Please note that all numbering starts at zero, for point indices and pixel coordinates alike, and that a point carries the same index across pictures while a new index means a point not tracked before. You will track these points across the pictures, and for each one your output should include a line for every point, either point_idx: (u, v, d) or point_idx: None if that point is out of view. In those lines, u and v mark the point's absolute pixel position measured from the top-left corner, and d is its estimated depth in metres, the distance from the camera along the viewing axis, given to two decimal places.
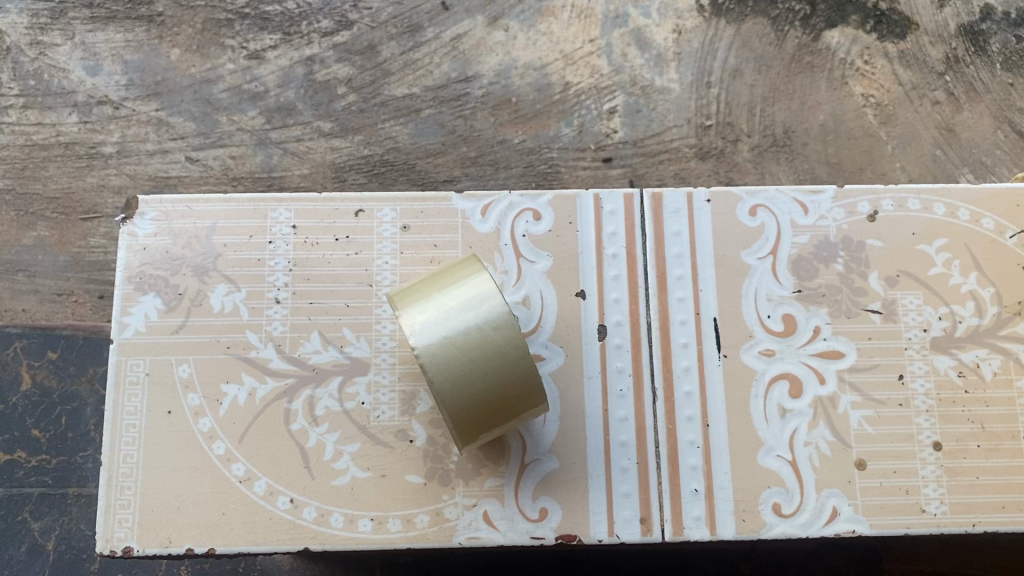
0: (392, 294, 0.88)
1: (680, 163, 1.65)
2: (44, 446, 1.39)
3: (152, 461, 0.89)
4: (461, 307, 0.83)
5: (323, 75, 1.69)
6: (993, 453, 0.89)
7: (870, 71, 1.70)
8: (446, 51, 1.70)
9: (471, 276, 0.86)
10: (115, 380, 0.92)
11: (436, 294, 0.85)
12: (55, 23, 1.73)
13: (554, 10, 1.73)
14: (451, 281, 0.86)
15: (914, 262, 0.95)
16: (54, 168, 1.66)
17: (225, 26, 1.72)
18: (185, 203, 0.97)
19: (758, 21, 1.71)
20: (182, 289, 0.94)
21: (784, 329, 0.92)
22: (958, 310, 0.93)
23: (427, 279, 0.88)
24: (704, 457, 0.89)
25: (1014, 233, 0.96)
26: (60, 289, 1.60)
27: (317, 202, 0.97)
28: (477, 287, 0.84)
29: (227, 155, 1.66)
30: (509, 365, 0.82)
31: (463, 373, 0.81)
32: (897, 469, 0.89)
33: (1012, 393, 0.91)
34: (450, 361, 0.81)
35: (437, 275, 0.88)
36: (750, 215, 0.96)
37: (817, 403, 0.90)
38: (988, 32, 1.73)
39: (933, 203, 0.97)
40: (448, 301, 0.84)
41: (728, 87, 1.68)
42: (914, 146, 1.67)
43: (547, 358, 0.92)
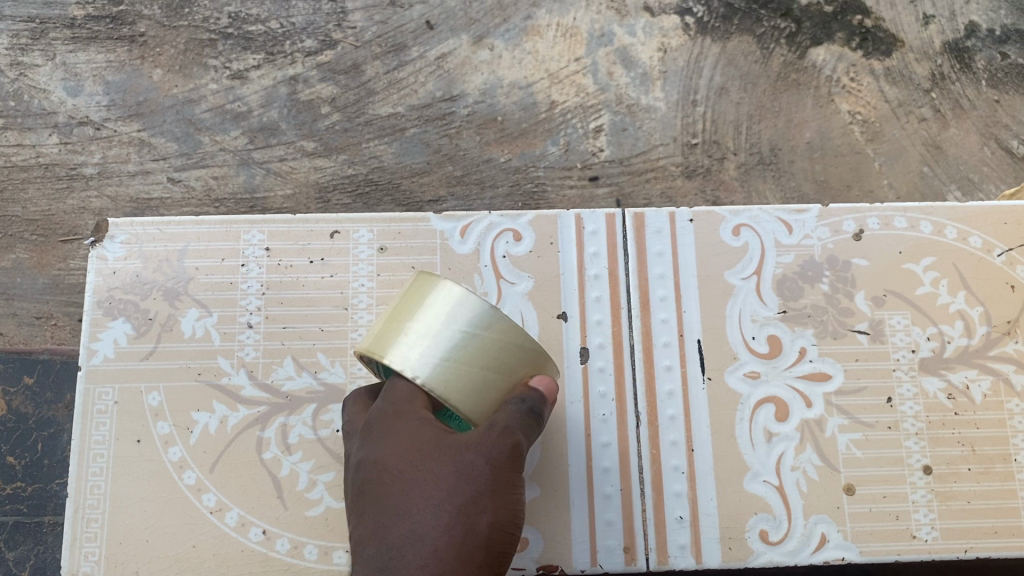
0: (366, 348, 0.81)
1: (667, 182, 1.64)
2: (19, 474, 1.36)
3: (120, 492, 0.87)
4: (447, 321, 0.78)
5: (306, 95, 1.68)
6: (985, 477, 0.87)
7: (856, 88, 1.70)
8: (431, 70, 1.69)
9: (434, 298, 0.80)
10: (82, 409, 0.89)
11: (411, 324, 0.79)
12: (36, 44, 1.71)
13: (539, 28, 1.71)
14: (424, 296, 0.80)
15: (900, 281, 0.93)
16: (33, 190, 1.64)
17: (208, 46, 1.71)
18: (156, 226, 0.95)
19: (744, 39, 1.71)
20: (152, 313, 0.92)
21: (769, 351, 0.91)
22: (946, 330, 0.92)
23: (389, 317, 0.82)
24: (689, 483, 0.87)
25: (1002, 251, 0.95)
26: (39, 313, 1.58)
27: (292, 223, 0.96)
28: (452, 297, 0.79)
29: (209, 176, 1.64)
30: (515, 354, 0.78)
31: (480, 384, 0.77)
32: (886, 494, 0.87)
33: (1003, 414, 0.89)
34: (462, 375, 0.76)
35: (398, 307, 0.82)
36: (733, 235, 0.95)
37: (804, 426, 0.89)
38: (973, 49, 1.72)
39: (920, 221, 0.95)
40: (428, 325, 0.78)
41: (714, 106, 1.67)
42: (902, 163, 1.67)
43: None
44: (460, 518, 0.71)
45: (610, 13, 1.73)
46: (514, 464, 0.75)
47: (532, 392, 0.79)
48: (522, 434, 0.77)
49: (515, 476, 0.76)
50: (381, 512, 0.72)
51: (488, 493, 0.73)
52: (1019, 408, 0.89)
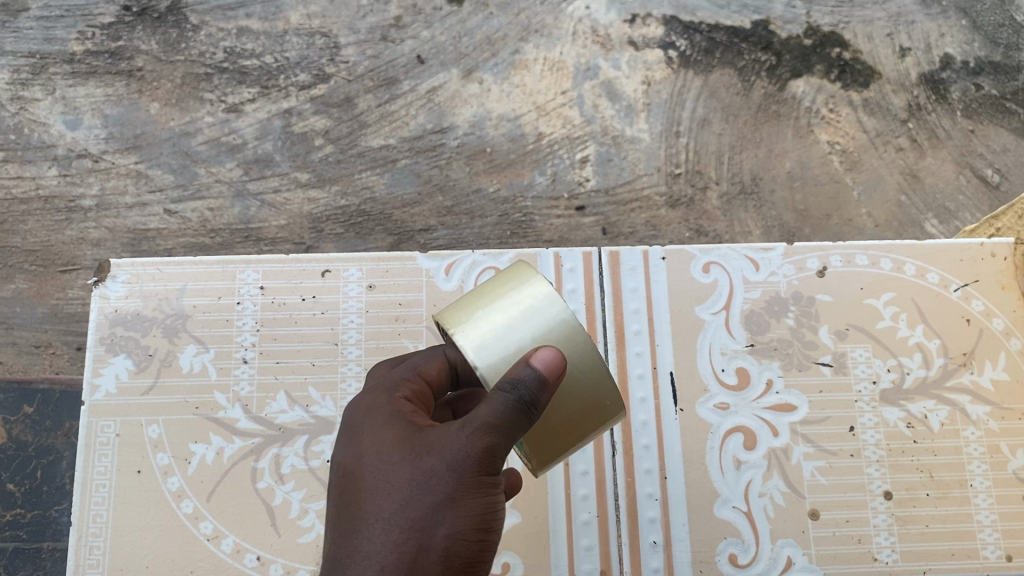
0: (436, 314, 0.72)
1: (651, 212, 1.68)
2: (19, 500, 1.39)
3: (121, 520, 0.90)
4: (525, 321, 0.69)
5: (300, 127, 1.73)
6: (942, 502, 0.92)
7: (835, 119, 1.75)
8: (421, 103, 1.73)
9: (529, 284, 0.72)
10: (85, 441, 0.93)
11: (494, 305, 0.71)
12: (36, 78, 1.76)
13: (527, 62, 1.76)
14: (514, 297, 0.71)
15: (862, 315, 0.98)
16: (33, 222, 1.68)
17: (204, 80, 1.75)
18: (156, 265, 0.99)
19: (725, 72, 1.76)
20: (152, 349, 0.96)
21: (737, 383, 0.95)
22: (905, 362, 0.96)
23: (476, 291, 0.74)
24: (663, 510, 0.91)
25: (958, 286, 1.00)
26: (38, 342, 1.61)
27: (286, 264, 1.00)
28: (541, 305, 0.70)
29: (205, 208, 1.68)
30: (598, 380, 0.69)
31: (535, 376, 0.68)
32: (849, 518, 0.91)
33: (959, 441, 0.93)
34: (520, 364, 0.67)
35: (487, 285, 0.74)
36: (703, 272, 0.99)
37: (771, 455, 0.93)
38: (948, 81, 1.78)
39: (880, 258, 1.00)
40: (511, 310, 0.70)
41: (696, 137, 1.72)
42: (880, 192, 1.72)
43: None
44: (414, 533, 0.63)
45: (595, 47, 1.77)
46: (486, 466, 0.63)
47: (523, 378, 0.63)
48: (501, 434, 0.63)
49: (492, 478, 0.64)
50: (340, 524, 0.66)
51: (451, 503, 0.63)
52: (975, 435, 0.94)
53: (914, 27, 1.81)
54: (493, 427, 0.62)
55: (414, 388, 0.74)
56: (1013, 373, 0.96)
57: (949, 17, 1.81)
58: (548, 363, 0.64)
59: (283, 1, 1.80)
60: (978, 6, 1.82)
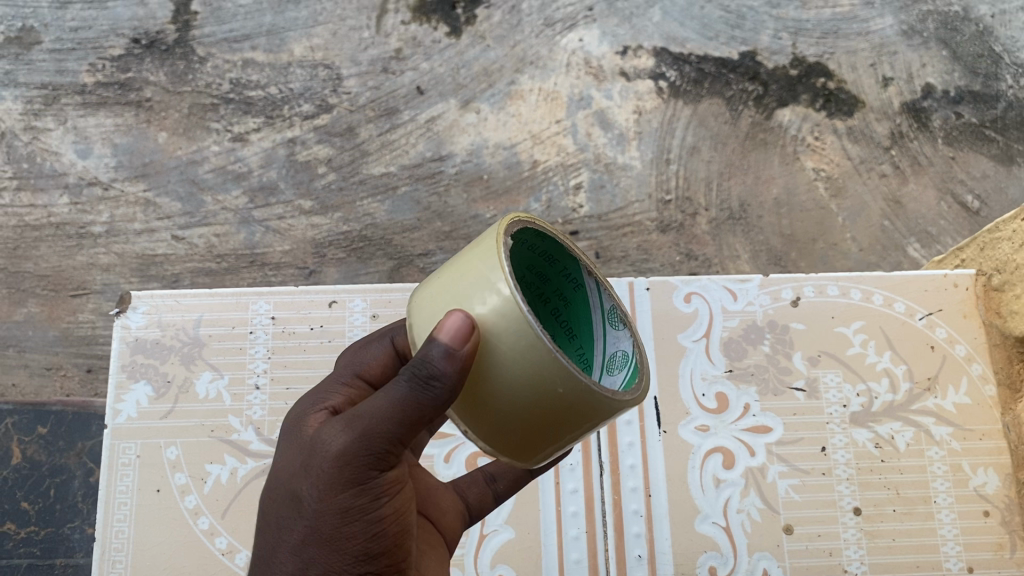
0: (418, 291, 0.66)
1: (643, 236, 1.73)
2: (33, 518, 1.45)
3: (141, 536, 0.95)
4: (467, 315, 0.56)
5: (304, 156, 1.79)
6: (908, 517, 0.97)
7: (820, 146, 1.81)
8: (421, 133, 1.80)
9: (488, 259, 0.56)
10: (109, 462, 0.99)
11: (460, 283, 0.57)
12: (49, 109, 1.82)
13: (522, 93, 1.82)
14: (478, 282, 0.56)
15: (834, 342, 1.04)
16: (45, 248, 1.74)
17: (211, 111, 1.82)
18: (174, 297, 1.06)
19: (714, 101, 1.82)
20: (171, 376, 1.02)
21: (717, 406, 1.01)
22: (873, 386, 1.02)
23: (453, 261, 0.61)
24: (647, 525, 0.97)
25: (923, 315, 1.06)
26: (50, 364, 1.65)
27: (295, 295, 1.07)
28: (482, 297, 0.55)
29: (211, 234, 1.74)
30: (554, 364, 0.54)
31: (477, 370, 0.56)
32: (821, 533, 0.96)
33: (924, 460, 0.99)
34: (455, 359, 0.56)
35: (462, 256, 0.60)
36: (685, 302, 1.06)
37: (748, 474, 0.98)
38: (930, 109, 1.84)
39: (850, 289, 1.07)
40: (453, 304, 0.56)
41: (686, 164, 1.78)
42: (864, 217, 1.77)
43: (464, 444, 0.98)
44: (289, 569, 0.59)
45: (588, 78, 1.84)
46: (355, 484, 0.58)
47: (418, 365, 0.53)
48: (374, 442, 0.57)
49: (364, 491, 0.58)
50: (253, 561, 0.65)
51: (322, 528, 0.58)
52: (939, 455, 1.00)
53: (896, 57, 1.87)
54: (359, 437, 0.57)
55: (350, 394, 0.69)
56: (975, 397, 1.02)
57: (930, 47, 1.87)
58: (451, 336, 0.53)
59: (287, 34, 1.87)
60: (958, 37, 1.88)
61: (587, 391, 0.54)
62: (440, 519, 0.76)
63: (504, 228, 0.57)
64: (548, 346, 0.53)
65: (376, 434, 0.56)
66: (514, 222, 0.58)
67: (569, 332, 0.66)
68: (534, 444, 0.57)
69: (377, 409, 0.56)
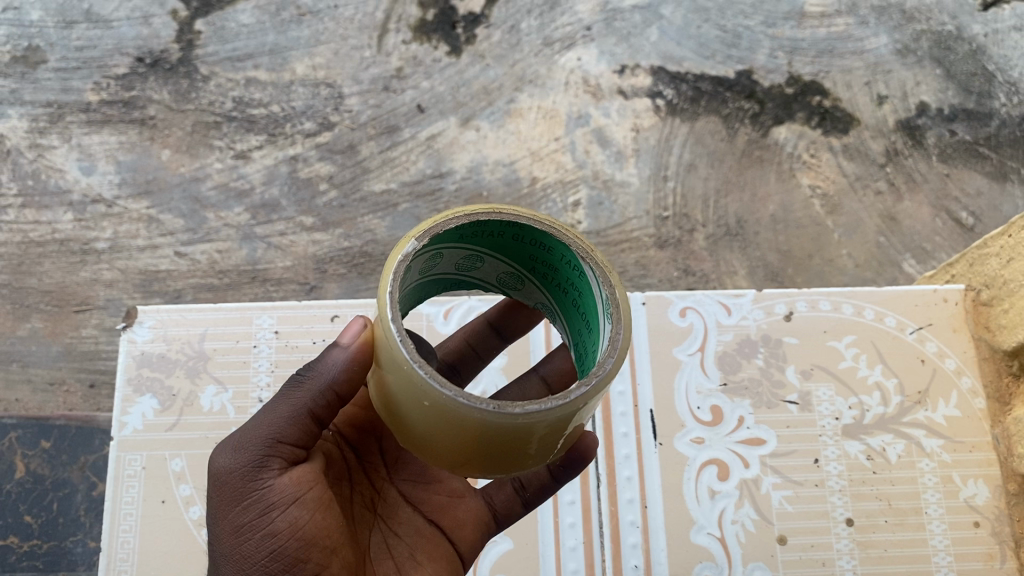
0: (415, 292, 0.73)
1: (641, 252, 1.75)
2: (37, 531, 1.46)
3: (146, 547, 0.97)
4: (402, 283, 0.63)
5: (306, 173, 1.81)
6: (899, 528, 0.99)
7: (816, 163, 1.82)
8: (421, 150, 1.82)
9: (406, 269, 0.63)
10: (114, 473, 1.00)
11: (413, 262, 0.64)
12: (54, 126, 1.84)
13: (522, 111, 1.85)
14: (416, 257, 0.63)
15: (826, 356, 1.06)
16: (49, 263, 1.75)
17: (214, 128, 1.84)
18: (179, 312, 1.08)
19: (711, 119, 1.84)
20: (176, 389, 1.04)
21: (712, 419, 1.03)
22: (865, 400, 1.04)
23: (444, 254, 0.66)
24: (644, 536, 0.98)
25: (914, 329, 1.08)
26: (53, 379, 1.66)
27: (298, 309, 1.08)
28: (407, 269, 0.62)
29: (213, 250, 1.76)
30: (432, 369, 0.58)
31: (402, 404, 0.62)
32: (814, 543, 0.98)
33: (914, 472, 1.01)
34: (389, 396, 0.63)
35: (437, 253, 0.65)
36: (680, 316, 1.08)
37: (743, 485, 1.00)
38: (924, 127, 1.85)
39: (842, 303, 1.09)
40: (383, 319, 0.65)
41: (683, 181, 1.80)
42: (859, 233, 1.79)
43: None
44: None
45: (586, 96, 1.86)
46: (260, 496, 0.68)
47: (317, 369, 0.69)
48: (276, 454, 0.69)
49: (251, 501, 0.68)
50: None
51: (224, 544, 0.69)
52: (929, 466, 1.01)
53: (891, 76, 1.89)
54: (253, 448, 0.69)
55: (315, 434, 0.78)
56: (965, 409, 1.04)
57: (924, 66, 1.89)
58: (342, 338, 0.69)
59: (290, 53, 1.90)
60: (951, 56, 1.90)
61: (451, 404, 0.56)
62: (454, 531, 0.81)
63: (416, 233, 0.62)
64: (406, 360, 0.58)
65: (251, 439, 0.69)
66: (439, 225, 0.61)
67: (589, 314, 0.66)
68: (473, 453, 0.61)
69: (254, 420, 0.70)
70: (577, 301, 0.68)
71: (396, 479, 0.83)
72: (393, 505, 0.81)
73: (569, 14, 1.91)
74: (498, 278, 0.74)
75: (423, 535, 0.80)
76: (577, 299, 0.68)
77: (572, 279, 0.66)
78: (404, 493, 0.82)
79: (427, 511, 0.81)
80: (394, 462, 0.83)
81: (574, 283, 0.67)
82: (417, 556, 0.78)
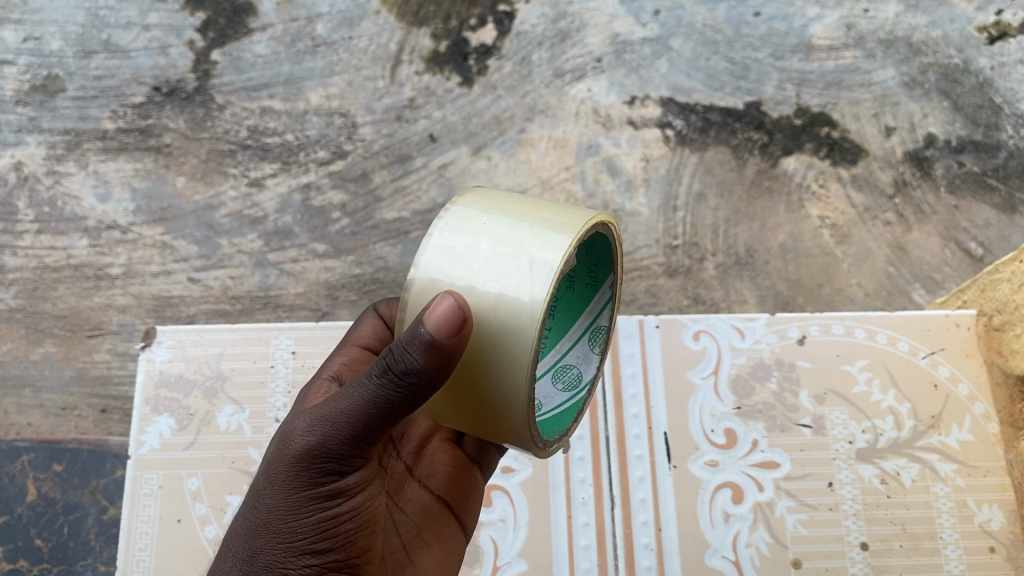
0: (461, 206, 0.71)
1: (650, 280, 1.76)
2: (46, 555, 1.47)
3: (162, 565, 0.97)
4: (514, 251, 0.66)
5: (319, 201, 1.83)
6: (914, 552, 0.98)
7: (825, 194, 1.82)
8: (433, 179, 1.83)
9: (541, 263, 0.65)
10: (131, 492, 1.01)
11: (525, 234, 0.67)
12: (71, 154, 1.87)
13: (532, 140, 1.86)
14: (541, 235, 0.67)
15: (839, 380, 1.07)
16: (63, 288, 1.77)
17: (229, 156, 1.86)
18: (198, 332, 1.09)
19: (720, 149, 1.85)
20: (193, 409, 1.05)
21: (726, 442, 1.03)
22: (878, 423, 1.05)
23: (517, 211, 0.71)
24: (658, 558, 0.98)
25: (926, 353, 1.09)
26: (65, 404, 1.66)
27: (316, 330, 1.10)
28: (539, 250, 0.66)
29: (227, 276, 1.77)
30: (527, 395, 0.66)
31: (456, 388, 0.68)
32: (829, 567, 0.98)
33: (929, 496, 1.01)
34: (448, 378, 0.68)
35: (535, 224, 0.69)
36: (693, 339, 1.10)
37: (757, 508, 1.00)
38: (932, 158, 1.85)
39: (855, 328, 1.10)
40: (476, 287, 0.65)
41: (693, 211, 1.81)
42: (869, 263, 1.78)
43: None
44: (248, 553, 0.68)
45: (597, 126, 1.88)
46: (316, 471, 0.65)
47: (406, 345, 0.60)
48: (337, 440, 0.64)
49: (313, 484, 0.65)
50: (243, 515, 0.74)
51: (274, 513, 0.67)
52: (944, 491, 1.01)
53: (899, 108, 1.89)
54: (323, 432, 0.64)
55: None
56: (978, 434, 1.04)
57: (932, 99, 1.89)
58: (437, 326, 0.59)
59: (304, 83, 1.92)
60: (958, 89, 1.89)
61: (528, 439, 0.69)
62: (461, 507, 0.87)
63: (572, 238, 0.67)
64: (527, 396, 0.66)
65: (328, 424, 0.63)
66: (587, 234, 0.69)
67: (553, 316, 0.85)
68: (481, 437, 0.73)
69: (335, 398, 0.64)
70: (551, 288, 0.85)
71: (401, 453, 0.88)
72: (399, 481, 0.85)
73: (580, 46, 1.93)
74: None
75: (428, 513, 0.84)
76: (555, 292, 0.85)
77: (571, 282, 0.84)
78: (412, 470, 0.87)
79: (434, 488, 0.86)
80: (399, 437, 0.89)
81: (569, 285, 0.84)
82: (425, 538, 0.82)
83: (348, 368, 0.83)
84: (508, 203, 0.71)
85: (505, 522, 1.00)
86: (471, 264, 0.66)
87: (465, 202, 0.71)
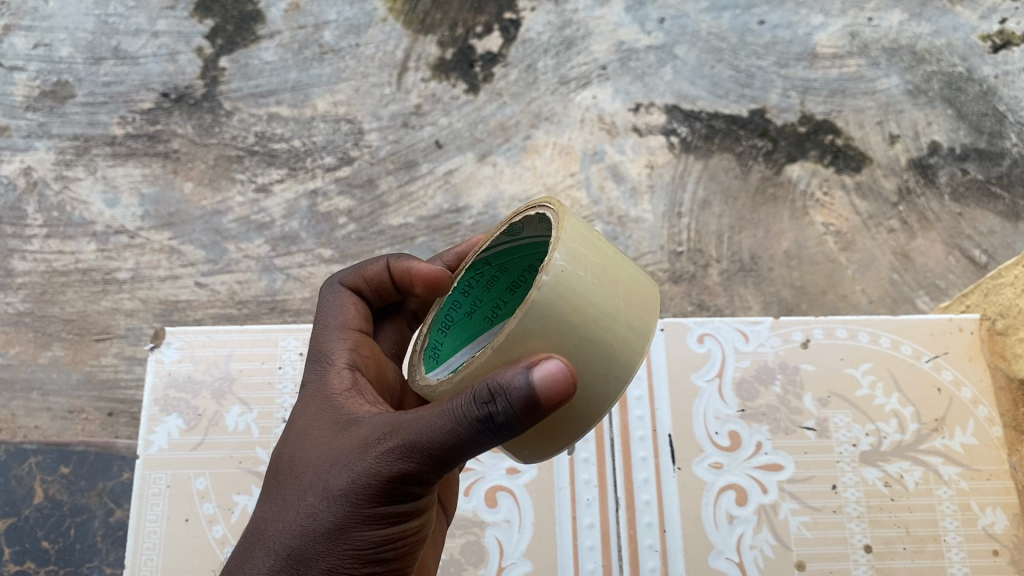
0: (582, 242, 0.68)
1: (655, 287, 1.77)
2: (53, 557, 1.47)
3: (169, 564, 0.98)
4: (630, 314, 0.69)
5: (325, 207, 1.84)
6: (918, 555, 0.99)
7: (829, 202, 1.83)
8: (438, 185, 1.84)
9: (629, 338, 0.69)
10: (140, 491, 1.01)
11: (636, 298, 0.71)
12: (79, 159, 1.88)
13: (538, 147, 1.87)
14: (644, 303, 0.72)
15: (843, 384, 1.07)
16: (71, 292, 1.78)
17: (236, 162, 1.88)
18: (206, 333, 1.10)
19: (724, 156, 1.86)
20: (201, 409, 1.06)
21: (730, 444, 1.04)
22: (882, 427, 1.05)
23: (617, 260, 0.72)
24: (662, 560, 0.99)
25: (930, 357, 1.09)
26: (72, 407, 1.67)
27: None
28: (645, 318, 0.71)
29: (234, 281, 1.78)
30: (558, 434, 0.71)
31: None
32: (833, 570, 0.98)
33: (932, 499, 1.01)
34: None
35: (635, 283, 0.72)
36: (697, 342, 1.10)
37: (761, 510, 1.01)
38: (936, 166, 1.85)
39: (858, 331, 1.11)
40: (601, 339, 0.67)
41: (697, 218, 1.81)
42: (873, 270, 1.78)
43: (482, 478, 1.03)
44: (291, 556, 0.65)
45: (602, 133, 1.89)
46: (391, 487, 0.64)
47: (521, 389, 0.60)
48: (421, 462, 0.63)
49: (387, 499, 0.65)
50: (266, 503, 0.70)
51: (337, 521, 0.65)
52: (947, 494, 1.01)
53: (903, 116, 1.90)
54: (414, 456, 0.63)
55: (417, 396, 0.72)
56: (981, 437, 1.04)
57: (936, 106, 1.90)
58: (548, 385, 0.60)
59: (311, 90, 1.93)
60: (962, 97, 1.90)
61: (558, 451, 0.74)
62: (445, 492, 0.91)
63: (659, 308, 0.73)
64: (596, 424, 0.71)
65: (419, 450, 0.63)
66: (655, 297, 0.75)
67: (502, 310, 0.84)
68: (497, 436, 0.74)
69: (426, 424, 0.63)
70: (514, 285, 0.83)
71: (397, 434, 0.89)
72: None
73: (585, 53, 1.95)
74: (545, 220, 0.74)
75: None
76: (514, 286, 0.83)
77: (520, 281, 0.82)
78: None
79: None
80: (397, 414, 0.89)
81: (516, 286, 0.83)
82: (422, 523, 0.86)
83: (357, 354, 0.81)
84: (599, 246, 0.71)
85: (510, 522, 1.00)
86: (586, 320, 0.66)
87: (567, 234, 0.68)
